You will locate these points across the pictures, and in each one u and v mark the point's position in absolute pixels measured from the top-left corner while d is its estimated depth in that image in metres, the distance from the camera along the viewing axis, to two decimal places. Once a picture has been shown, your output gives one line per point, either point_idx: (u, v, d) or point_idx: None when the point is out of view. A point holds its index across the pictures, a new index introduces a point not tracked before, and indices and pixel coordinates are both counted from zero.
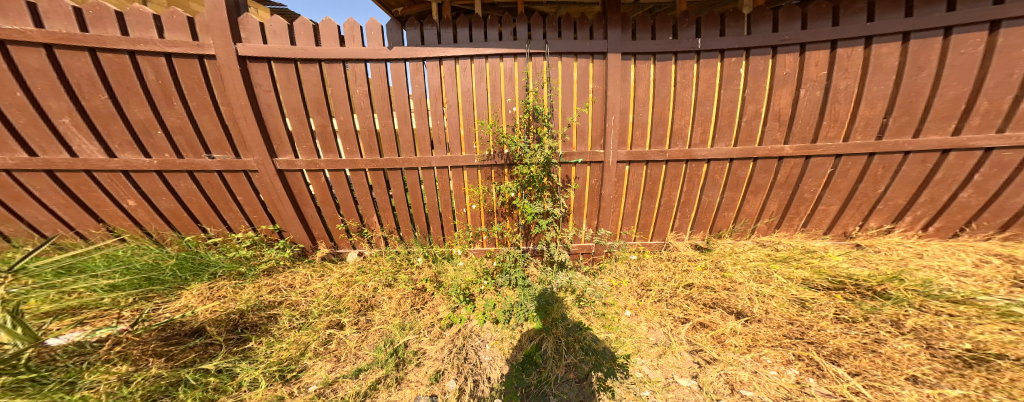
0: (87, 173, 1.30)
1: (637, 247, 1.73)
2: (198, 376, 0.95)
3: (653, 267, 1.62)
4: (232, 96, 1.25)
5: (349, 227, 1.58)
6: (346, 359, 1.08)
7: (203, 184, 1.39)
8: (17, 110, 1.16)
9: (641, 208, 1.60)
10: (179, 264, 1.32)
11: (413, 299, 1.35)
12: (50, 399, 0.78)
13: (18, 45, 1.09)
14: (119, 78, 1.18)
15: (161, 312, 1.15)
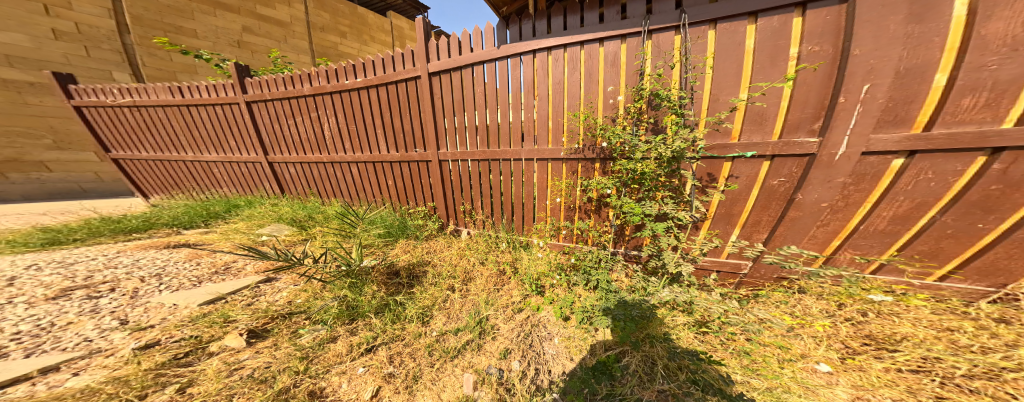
0: (380, 162, 2.48)
1: (880, 284, 1.47)
2: (394, 303, 1.50)
3: (912, 317, 1.31)
4: (425, 105, 2.08)
5: (467, 211, 2.29)
6: (452, 317, 1.49)
7: (408, 171, 2.36)
8: (368, 125, 2.39)
9: (927, 226, 1.36)
10: (394, 222, 2.24)
11: (496, 277, 1.81)
12: (356, 294, 1.49)
13: (370, 88, 2.26)
14: (393, 100, 2.20)
15: (389, 254, 1.95)
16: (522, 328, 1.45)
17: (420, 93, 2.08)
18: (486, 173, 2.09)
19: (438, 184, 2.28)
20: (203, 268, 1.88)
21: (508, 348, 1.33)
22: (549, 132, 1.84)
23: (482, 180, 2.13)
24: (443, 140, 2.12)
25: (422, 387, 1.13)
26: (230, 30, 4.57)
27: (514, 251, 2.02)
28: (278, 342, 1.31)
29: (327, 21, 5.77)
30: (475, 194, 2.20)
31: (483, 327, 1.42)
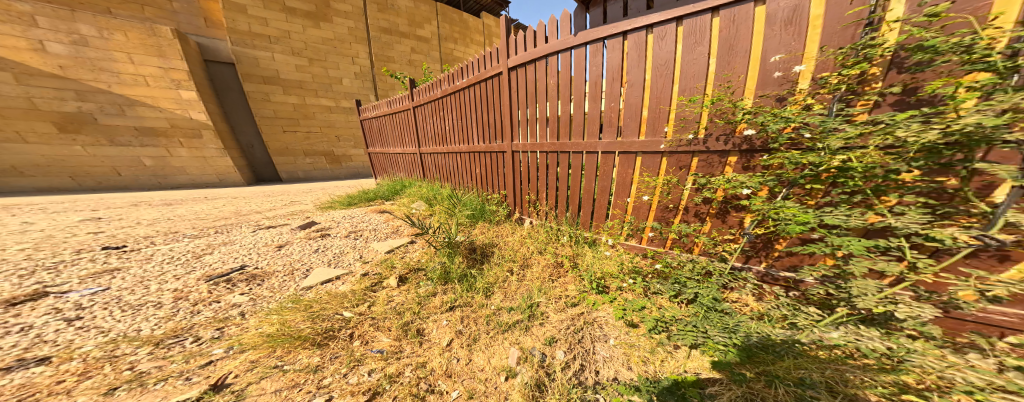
0: (478, 152, 3.24)
1: None
2: (470, 274, 1.99)
3: None
4: (516, 96, 2.60)
5: (531, 201, 2.80)
6: (509, 295, 1.85)
7: (493, 161, 3.04)
8: (476, 116, 3.09)
9: None
10: (477, 206, 2.94)
11: (559, 272, 2.09)
12: (452, 262, 2.04)
13: (483, 83, 2.93)
14: (495, 92, 2.79)
15: (479, 236, 2.54)
16: (575, 322, 1.62)
17: (510, 82, 2.61)
18: (544, 162, 2.54)
19: (525, 170, 2.74)
20: (384, 231, 2.84)
21: (553, 336, 1.51)
22: (645, 121, 1.89)
23: (540, 168, 2.59)
24: (518, 133, 2.67)
25: (478, 348, 1.45)
26: (406, 51, 9.60)
27: (572, 245, 2.30)
28: (410, 288, 1.90)
29: (448, 31, 10.76)
30: (537, 184, 2.67)
31: (534, 313, 1.67)
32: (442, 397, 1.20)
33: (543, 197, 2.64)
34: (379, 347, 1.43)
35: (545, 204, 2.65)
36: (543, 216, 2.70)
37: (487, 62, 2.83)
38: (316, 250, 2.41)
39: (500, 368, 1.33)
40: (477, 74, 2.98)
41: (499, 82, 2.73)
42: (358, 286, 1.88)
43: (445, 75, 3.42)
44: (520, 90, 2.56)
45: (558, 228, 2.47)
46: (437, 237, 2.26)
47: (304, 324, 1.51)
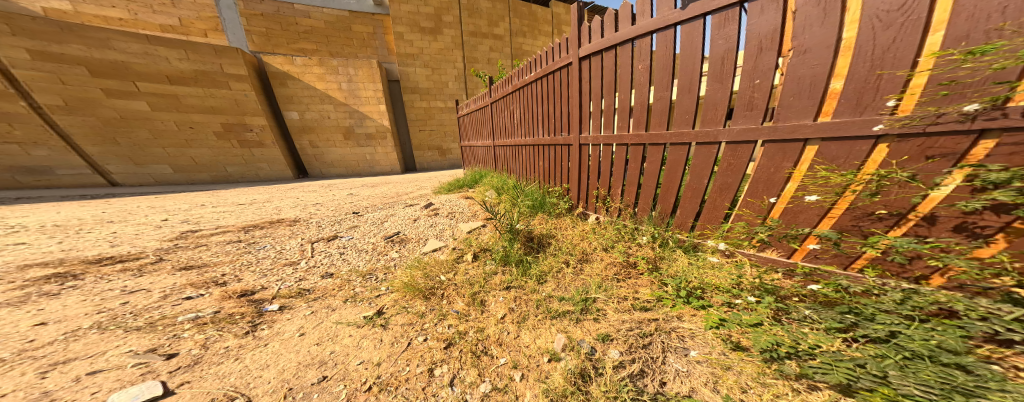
0: (551, 147, 3.12)
1: None
2: (528, 261, 2.04)
3: None
4: (586, 85, 2.46)
5: (598, 196, 2.63)
6: (564, 285, 1.83)
7: (559, 152, 2.97)
8: (547, 109, 3.03)
9: None
10: (537, 198, 2.89)
11: (630, 272, 1.89)
12: (513, 249, 2.14)
13: (556, 73, 2.81)
14: (568, 83, 2.67)
15: (548, 225, 2.56)
16: (644, 326, 1.46)
17: (579, 72, 2.51)
18: (621, 156, 2.33)
19: (602, 164, 2.51)
20: (466, 214, 3.19)
21: (609, 333, 1.41)
22: (838, 97, 1.33)
23: (617, 161, 2.37)
24: (586, 126, 2.55)
25: (526, 327, 1.51)
26: (485, 48, 11.73)
27: (640, 247, 2.07)
28: (478, 264, 2.12)
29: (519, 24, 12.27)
30: (613, 179, 2.44)
31: (590, 309, 1.58)
32: (493, 361, 1.33)
33: (617, 193, 2.42)
34: (457, 308, 1.69)
35: (616, 201, 2.45)
36: (615, 214, 2.47)
37: (556, 53, 2.76)
38: (429, 226, 2.92)
39: (543, 349, 1.36)
40: (546, 65, 2.94)
41: (569, 73, 2.65)
42: (449, 257, 2.23)
43: (517, 69, 3.51)
44: (590, 79, 2.42)
45: (629, 227, 2.27)
46: (502, 222, 2.39)
47: (441, 276, 2.00)
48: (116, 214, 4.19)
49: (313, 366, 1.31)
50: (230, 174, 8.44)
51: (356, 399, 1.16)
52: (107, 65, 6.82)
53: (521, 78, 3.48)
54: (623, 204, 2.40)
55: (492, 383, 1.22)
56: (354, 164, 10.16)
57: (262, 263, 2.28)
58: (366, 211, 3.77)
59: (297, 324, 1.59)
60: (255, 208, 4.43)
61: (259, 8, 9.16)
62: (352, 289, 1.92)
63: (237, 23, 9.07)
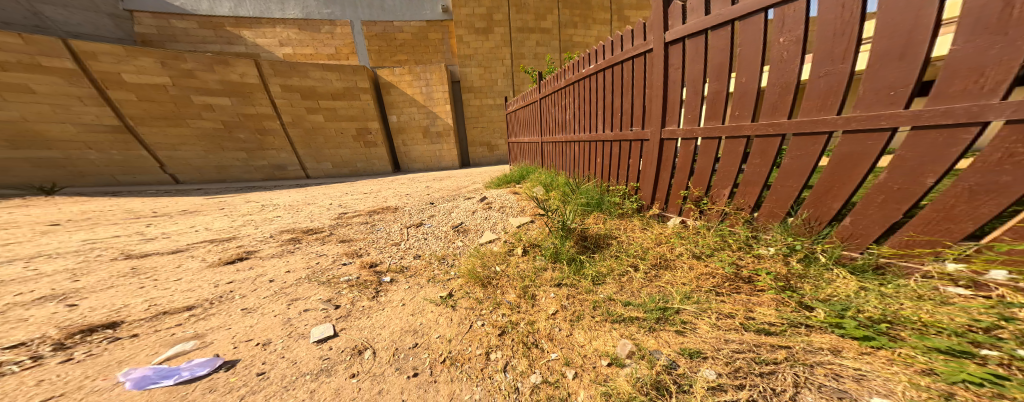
0: (625, 141, 2.87)
1: None
2: (586, 262, 2.02)
3: None
4: (672, 72, 2.27)
5: (686, 194, 2.35)
6: (631, 291, 1.73)
7: (630, 147, 2.81)
8: (622, 100, 2.81)
9: None
10: (594, 196, 2.87)
11: (749, 290, 1.57)
12: (566, 247, 2.18)
13: (637, 58, 2.58)
14: (652, 69, 2.42)
15: (614, 227, 2.45)
16: (765, 351, 1.20)
17: (656, 60, 2.36)
18: (733, 150, 1.99)
19: (704, 160, 2.18)
20: (515, 208, 3.33)
21: (699, 348, 1.24)
22: None
23: (728, 154, 2.03)
24: (674, 117, 2.31)
25: (579, 327, 1.50)
26: (534, 40, 12.51)
27: (760, 259, 1.70)
28: (529, 257, 2.25)
29: (566, 14, 12.55)
30: (723, 175, 2.10)
31: (675, 320, 1.43)
32: (542, 355, 1.36)
33: (724, 191, 2.11)
34: (509, 299, 1.79)
35: (717, 201, 2.16)
36: (715, 218, 2.15)
37: (626, 41, 2.66)
38: (484, 218, 3.12)
39: (600, 352, 1.33)
40: (610, 56, 2.90)
41: (641, 62, 2.54)
42: (502, 249, 2.38)
43: (575, 60, 3.55)
44: (675, 65, 2.23)
45: (741, 233, 1.92)
46: (553, 220, 2.48)
47: (496, 267, 2.15)
48: (306, 199, 5.88)
49: (407, 333, 1.55)
50: (353, 163, 11.37)
51: (435, 368, 1.32)
52: (306, 88, 10.05)
53: (580, 69, 3.45)
54: (728, 204, 2.10)
55: (542, 375, 1.26)
56: (430, 160, 12.53)
57: (379, 242, 2.84)
58: (442, 201, 4.27)
59: (401, 295, 1.92)
60: (367, 197, 5.62)
61: (376, 30, 12.89)
62: (432, 271, 2.20)
63: (362, 45, 12.91)
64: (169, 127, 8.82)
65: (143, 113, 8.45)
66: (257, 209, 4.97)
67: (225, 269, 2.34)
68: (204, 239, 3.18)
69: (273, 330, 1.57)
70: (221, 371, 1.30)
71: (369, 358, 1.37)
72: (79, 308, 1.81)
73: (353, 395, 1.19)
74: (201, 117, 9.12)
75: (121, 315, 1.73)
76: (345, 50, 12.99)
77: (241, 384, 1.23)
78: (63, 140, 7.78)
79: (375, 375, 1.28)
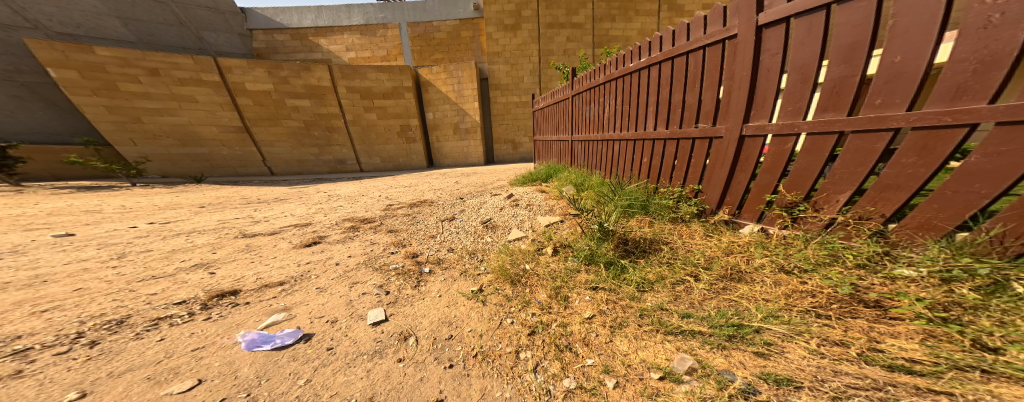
0: (689, 140, 2.76)
1: None
2: (637, 268, 2.03)
3: None
4: (767, 58, 2.11)
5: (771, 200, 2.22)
6: (692, 304, 1.70)
7: (691, 147, 2.76)
8: (689, 94, 2.71)
9: None
10: (639, 199, 2.93)
11: (883, 317, 1.39)
12: (602, 250, 2.23)
13: (711, 46, 2.47)
14: (735, 56, 2.30)
15: (671, 235, 2.42)
16: (905, 393, 1.06)
17: (740, 47, 2.25)
18: (861, 147, 1.72)
19: (809, 159, 1.98)
20: (543, 207, 3.59)
21: (792, 377, 1.18)
22: None
23: (853, 152, 1.76)
24: (766, 109, 2.14)
25: (621, 335, 1.54)
26: (555, 40, 12.61)
27: (896, 282, 1.48)
28: (562, 258, 2.37)
29: (589, 11, 12.41)
30: (845, 177, 1.83)
31: (756, 341, 1.37)
32: (577, 359, 1.41)
33: (841, 197, 1.86)
34: (539, 299, 1.89)
35: (828, 207, 1.93)
36: (814, 227, 1.97)
37: (694, 28, 2.58)
38: (512, 216, 3.47)
39: (649, 363, 1.35)
40: (671, 46, 2.85)
41: (713, 51, 2.47)
42: (531, 248, 2.57)
43: (624, 53, 3.58)
44: (771, 51, 2.08)
45: (860, 248, 1.71)
46: (589, 221, 2.55)
47: (526, 265, 2.30)
48: (361, 191, 6.95)
49: (443, 324, 1.74)
50: (394, 157, 12.78)
51: (467, 362, 1.45)
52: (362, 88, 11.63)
53: (633, 61, 3.46)
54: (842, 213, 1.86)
55: (577, 380, 1.30)
56: (458, 156, 13.24)
57: (418, 235, 3.26)
58: (470, 197, 4.85)
59: (438, 286, 2.18)
60: (409, 189, 6.50)
61: (416, 30, 13.92)
62: (464, 265, 2.48)
63: (407, 45, 14.12)
64: (269, 126, 11.28)
65: (257, 116, 11.00)
66: (326, 200, 6.00)
67: (304, 252, 3.03)
68: (287, 226, 4.06)
69: (338, 309, 1.95)
70: (301, 342, 1.66)
71: (412, 345, 1.58)
72: (217, 276, 2.54)
73: (399, 379, 1.37)
74: (291, 117, 11.35)
75: (236, 285, 2.35)
76: (393, 51, 14.23)
77: (315, 357, 1.53)
78: (209, 139, 10.74)
79: (417, 362, 1.46)
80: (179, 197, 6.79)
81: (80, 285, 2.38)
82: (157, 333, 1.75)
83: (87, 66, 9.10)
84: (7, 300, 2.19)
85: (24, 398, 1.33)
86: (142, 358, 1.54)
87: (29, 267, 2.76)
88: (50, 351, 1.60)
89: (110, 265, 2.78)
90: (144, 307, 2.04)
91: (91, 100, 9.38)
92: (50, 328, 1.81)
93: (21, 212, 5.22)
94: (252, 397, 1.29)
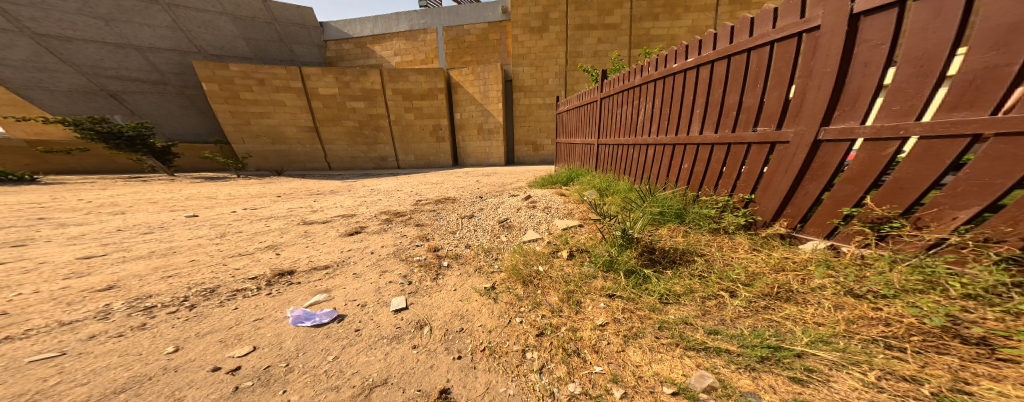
0: (746, 146, 2.54)
1: None
2: (662, 278, 1.94)
3: None
4: (868, 50, 1.80)
5: (850, 214, 1.93)
6: (729, 321, 1.56)
7: (747, 152, 2.53)
8: (750, 95, 2.49)
9: None
10: (674, 207, 2.78)
11: (985, 358, 1.17)
12: (624, 257, 2.15)
13: (783, 42, 2.24)
14: (819, 50, 2.01)
15: (708, 247, 2.26)
16: None
17: (824, 40, 1.98)
18: (1007, 153, 1.39)
19: (916, 168, 1.65)
20: (562, 211, 3.55)
21: None
22: None
23: (993, 160, 1.43)
24: (860, 108, 1.82)
25: (635, 345, 1.47)
26: (589, 41, 12.33)
27: (1010, 320, 1.23)
28: (578, 262, 2.33)
29: (626, 11, 12.01)
30: (973, 190, 1.51)
31: (796, 366, 1.24)
32: (585, 365, 1.38)
33: (962, 215, 1.54)
34: (551, 301, 1.88)
35: (938, 225, 1.63)
36: (911, 247, 1.69)
37: (761, 23, 2.37)
38: (529, 217, 3.48)
39: (662, 377, 1.29)
40: (728, 44, 2.66)
41: (784, 47, 2.24)
42: (546, 250, 2.56)
43: (667, 53, 3.42)
44: (873, 41, 1.76)
45: (974, 276, 1.40)
46: (611, 227, 2.47)
47: (543, 268, 2.29)
48: (396, 186, 7.39)
49: (455, 317, 1.80)
50: (426, 156, 13.31)
51: (475, 355, 1.49)
52: (405, 90, 12.32)
53: (678, 61, 3.28)
54: (958, 233, 1.55)
55: (582, 386, 1.28)
56: (482, 156, 13.45)
57: (441, 230, 3.39)
58: (490, 196, 4.93)
59: (454, 280, 2.26)
60: (436, 186, 6.77)
61: (453, 34, 14.40)
62: (479, 262, 2.54)
63: (443, 48, 14.64)
64: (332, 127, 12.50)
65: (323, 117, 12.29)
66: (368, 193, 6.46)
67: (347, 240, 3.30)
68: (337, 215, 4.45)
69: (369, 295, 2.09)
70: (335, 322, 1.81)
71: (427, 334, 1.66)
72: (280, 257, 2.86)
73: (411, 365, 1.44)
74: (348, 118, 12.42)
75: (293, 266, 2.64)
76: (431, 54, 14.88)
77: (345, 336, 1.67)
78: (290, 138, 12.37)
79: (429, 350, 1.53)
80: (266, 187, 7.76)
81: (194, 256, 2.83)
82: (233, 302, 2.02)
83: (224, 80, 11.31)
84: (149, 264, 2.65)
85: (140, 346, 1.59)
86: (220, 323, 1.80)
87: (164, 240, 3.33)
88: (166, 310, 1.93)
89: (215, 242, 3.27)
90: (230, 279, 2.37)
91: (221, 106, 11.62)
92: (169, 291, 2.17)
93: (169, 196, 6.30)
94: (289, 368, 1.44)
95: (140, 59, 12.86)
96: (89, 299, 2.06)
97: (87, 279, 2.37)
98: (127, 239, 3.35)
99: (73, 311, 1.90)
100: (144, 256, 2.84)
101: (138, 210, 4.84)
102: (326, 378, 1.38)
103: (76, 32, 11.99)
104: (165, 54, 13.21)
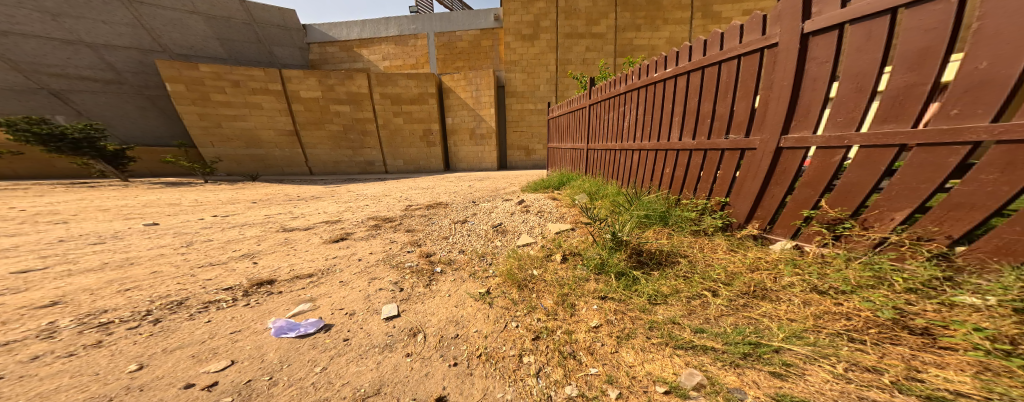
0: (719, 152, 2.64)
1: None
2: (647, 279, 1.99)
3: None
4: (815, 66, 1.95)
5: (810, 216, 2.05)
6: (708, 319, 1.62)
7: (721, 158, 2.63)
8: (722, 104, 2.60)
9: None
10: (658, 210, 2.87)
11: (930, 346, 1.25)
12: (614, 260, 2.19)
13: (747, 56, 2.37)
14: (777, 65, 2.15)
15: (690, 248, 2.34)
16: None
17: (781, 56, 2.12)
18: (928, 161, 1.52)
19: (860, 173, 1.77)
20: (554, 214, 3.59)
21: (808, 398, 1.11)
22: None
23: (918, 167, 1.56)
24: (811, 119, 1.97)
25: (628, 346, 1.50)
26: (576, 49, 12.61)
27: (952, 311, 1.32)
28: (571, 265, 2.35)
29: (610, 21, 12.41)
30: (905, 193, 1.64)
31: (774, 361, 1.30)
32: (580, 367, 1.40)
33: (898, 215, 1.67)
34: (546, 305, 1.89)
35: (880, 225, 1.75)
36: (861, 245, 1.80)
37: (729, 37, 2.49)
38: (523, 221, 3.49)
39: (655, 376, 1.32)
40: (702, 56, 2.79)
41: (749, 60, 2.36)
42: (540, 254, 2.58)
43: (648, 63, 3.54)
44: (820, 59, 1.92)
45: (913, 271, 1.52)
46: (602, 230, 2.52)
47: (535, 272, 2.29)
48: (385, 191, 7.25)
49: (451, 323, 1.77)
50: (414, 160, 13.12)
51: (471, 361, 1.47)
52: (393, 95, 12.16)
53: (659, 71, 3.41)
54: (896, 232, 1.68)
55: (579, 388, 1.29)
56: (472, 161, 13.39)
57: (433, 235, 3.35)
58: (482, 201, 4.91)
59: (448, 286, 2.23)
60: (427, 191, 6.68)
61: (440, 39, 14.41)
62: (473, 267, 2.52)
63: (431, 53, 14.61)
64: (315, 130, 12.15)
65: (305, 121, 11.95)
66: (354, 199, 6.30)
67: (332, 247, 3.20)
68: (320, 222, 4.31)
69: (356, 304, 2.03)
70: (322, 332, 1.75)
71: (421, 341, 1.63)
72: (258, 266, 2.73)
73: (405, 373, 1.41)
74: (332, 122, 12.12)
75: (274, 275, 2.52)
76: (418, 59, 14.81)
77: (332, 346, 1.61)
78: (268, 141, 11.93)
79: (424, 358, 1.50)
80: (239, 193, 7.42)
81: (156, 268, 2.66)
82: (205, 316, 1.92)
83: (192, 80, 10.81)
84: (102, 278, 2.47)
85: (97, 365, 1.47)
86: (191, 337, 1.70)
87: (119, 250, 3.12)
88: (124, 325, 1.80)
89: (180, 252, 3.09)
90: (200, 291, 2.25)
91: (189, 108, 11.07)
92: (128, 305, 2.03)
93: (124, 203, 5.90)
94: (272, 381, 1.38)
95: (93, 57, 12.13)
96: (29, 316, 1.89)
97: (26, 294, 2.19)
98: (74, 251, 3.11)
99: (10, 331, 1.75)
100: (96, 269, 2.64)
101: (85, 219, 4.51)
102: (314, 390, 1.32)
103: (16, 25, 11.33)
104: (124, 52, 12.52)
